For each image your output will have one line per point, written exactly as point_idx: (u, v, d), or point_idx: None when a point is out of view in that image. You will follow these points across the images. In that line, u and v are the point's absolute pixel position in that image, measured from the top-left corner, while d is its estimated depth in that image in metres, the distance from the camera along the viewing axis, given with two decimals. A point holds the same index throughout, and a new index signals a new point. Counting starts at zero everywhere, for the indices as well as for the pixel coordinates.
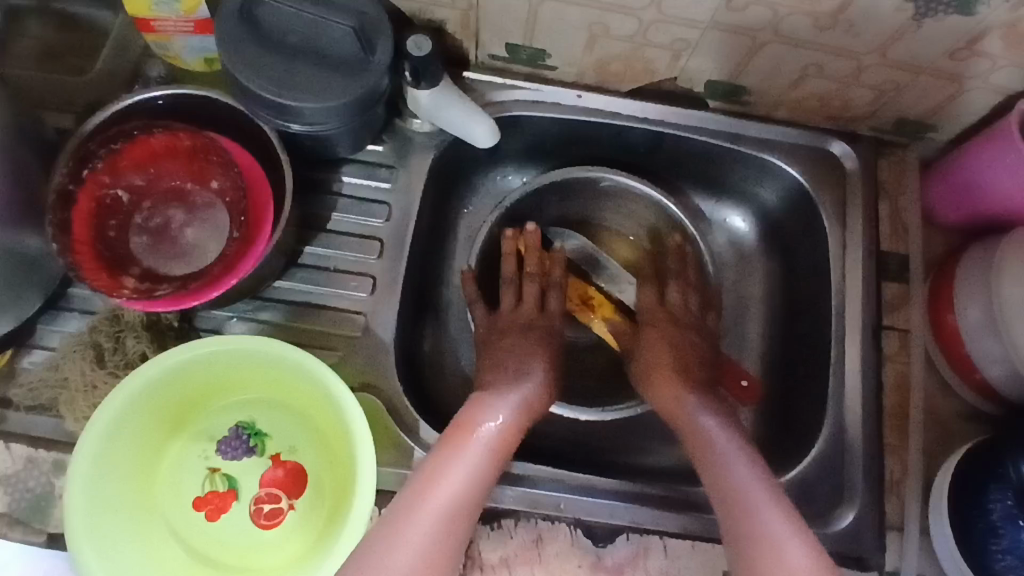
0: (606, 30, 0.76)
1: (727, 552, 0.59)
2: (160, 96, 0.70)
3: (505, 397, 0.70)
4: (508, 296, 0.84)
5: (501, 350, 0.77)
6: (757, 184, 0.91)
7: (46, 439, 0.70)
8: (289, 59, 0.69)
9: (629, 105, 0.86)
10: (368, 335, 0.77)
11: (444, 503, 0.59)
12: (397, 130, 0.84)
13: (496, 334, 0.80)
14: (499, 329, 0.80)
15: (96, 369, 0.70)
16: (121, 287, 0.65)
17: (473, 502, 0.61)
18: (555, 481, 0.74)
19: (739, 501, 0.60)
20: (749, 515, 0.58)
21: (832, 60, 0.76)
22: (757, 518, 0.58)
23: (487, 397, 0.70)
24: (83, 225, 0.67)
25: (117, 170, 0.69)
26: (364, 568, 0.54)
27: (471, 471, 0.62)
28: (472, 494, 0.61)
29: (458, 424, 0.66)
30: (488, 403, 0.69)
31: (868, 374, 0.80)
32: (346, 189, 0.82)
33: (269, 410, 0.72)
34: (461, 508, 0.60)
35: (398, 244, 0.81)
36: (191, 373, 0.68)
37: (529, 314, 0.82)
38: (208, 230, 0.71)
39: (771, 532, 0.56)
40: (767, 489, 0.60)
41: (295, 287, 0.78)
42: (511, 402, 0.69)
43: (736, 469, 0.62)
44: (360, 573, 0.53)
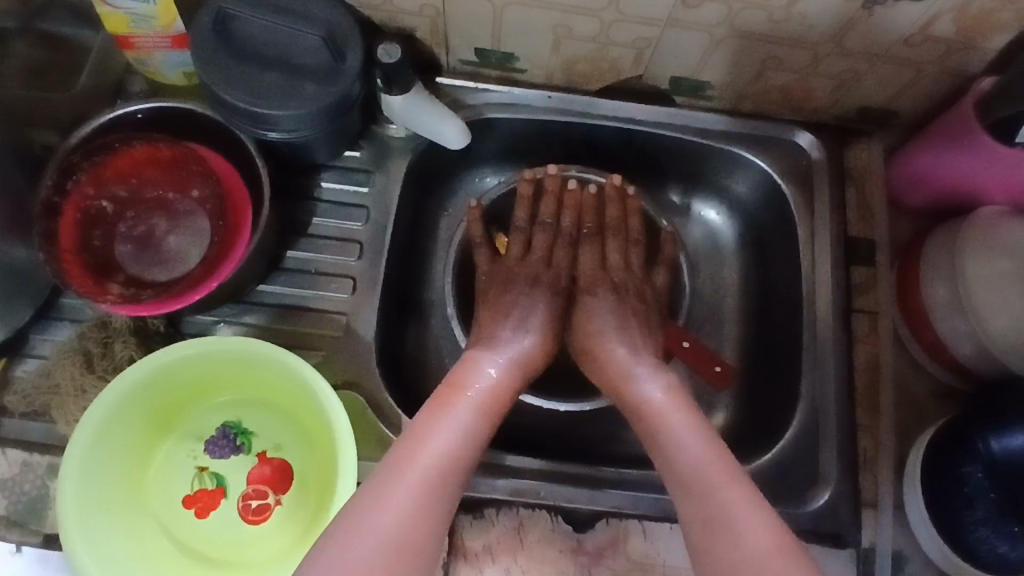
0: (570, 31, 0.79)
1: (684, 519, 0.60)
2: (139, 109, 0.72)
3: (497, 356, 0.73)
4: (516, 245, 0.84)
5: (502, 300, 0.79)
6: (727, 177, 0.94)
7: (40, 443, 0.72)
8: (263, 69, 0.72)
9: (598, 104, 0.89)
10: (350, 334, 0.79)
11: (438, 457, 0.61)
12: (374, 137, 0.87)
13: (497, 281, 0.81)
14: (500, 277, 0.82)
15: (85, 374, 0.72)
16: (107, 293, 0.68)
17: (466, 455, 0.63)
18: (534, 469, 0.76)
19: (694, 476, 0.61)
20: (705, 494, 0.59)
21: (790, 51, 0.79)
22: (714, 496, 0.59)
23: (480, 357, 0.73)
24: (69, 236, 0.69)
25: (100, 182, 0.71)
26: (359, 519, 0.56)
27: (461, 428, 0.64)
28: (464, 449, 0.63)
29: (450, 384, 0.69)
30: (482, 363, 0.72)
31: (839, 355, 0.82)
32: (326, 195, 0.84)
33: (255, 409, 0.75)
34: (454, 461, 0.62)
35: (377, 246, 0.83)
36: (176, 374, 0.70)
37: (536, 267, 0.82)
38: (191, 237, 0.74)
39: (728, 510, 0.58)
40: (722, 465, 0.61)
41: (278, 290, 0.81)
42: (502, 362, 0.72)
43: (688, 445, 0.63)
44: (355, 524, 0.56)
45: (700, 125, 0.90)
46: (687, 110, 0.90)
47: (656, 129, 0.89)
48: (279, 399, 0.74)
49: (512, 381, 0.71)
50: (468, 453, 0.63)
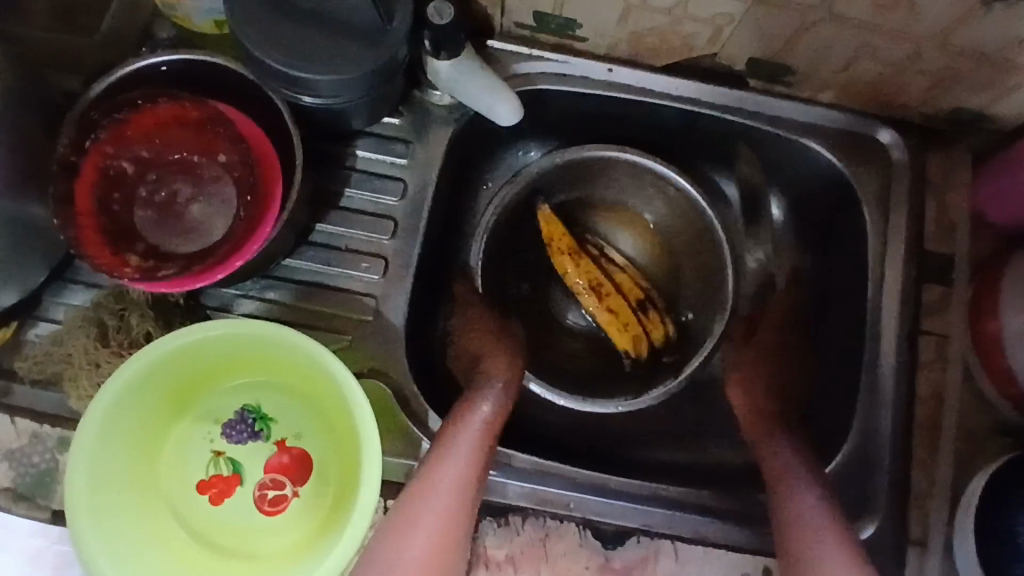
0: (642, 1, 0.70)
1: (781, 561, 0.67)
2: (162, 62, 0.65)
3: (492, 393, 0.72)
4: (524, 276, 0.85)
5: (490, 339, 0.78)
6: (795, 172, 0.85)
7: (51, 414, 0.69)
8: (301, 26, 0.65)
9: (663, 83, 0.80)
10: (379, 319, 0.75)
11: (440, 504, 0.64)
12: (416, 103, 0.79)
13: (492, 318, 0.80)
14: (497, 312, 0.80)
15: (99, 348, 0.67)
16: (124, 266, 0.63)
17: (467, 495, 0.65)
18: (569, 480, 0.72)
19: (808, 531, 0.66)
20: (807, 539, 0.66)
21: (887, 44, 0.70)
22: (814, 543, 0.65)
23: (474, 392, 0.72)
24: (87, 198, 0.64)
25: (121, 141, 0.65)
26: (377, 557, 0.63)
27: (458, 473, 0.65)
28: (468, 482, 0.65)
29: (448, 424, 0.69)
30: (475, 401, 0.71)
31: (899, 380, 0.76)
32: (359, 164, 0.78)
33: (275, 394, 0.70)
34: (457, 502, 0.64)
35: (413, 226, 0.77)
36: (194, 356, 0.66)
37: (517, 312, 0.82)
38: (214, 207, 0.68)
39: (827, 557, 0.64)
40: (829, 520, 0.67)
41: (304, 266, 0.75)
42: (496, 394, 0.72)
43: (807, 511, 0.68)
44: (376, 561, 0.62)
45: (772, 113, 0.81)
46: (761, 95, 0.81)
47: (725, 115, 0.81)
48: (300, 386, 0.69)
49: (505, 406, 0.72)
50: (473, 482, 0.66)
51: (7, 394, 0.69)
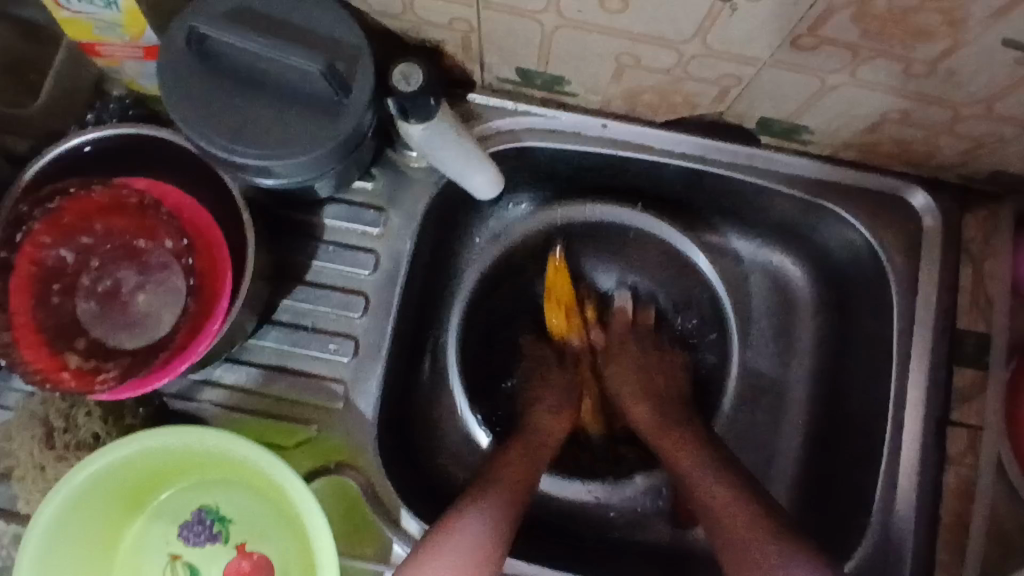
0: (637, 61, 0.62)
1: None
2: (85, 142, 0.61)
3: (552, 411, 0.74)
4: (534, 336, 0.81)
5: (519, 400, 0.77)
6: (813, 231, 0.77)
7: (5, 510, 0.65)
8: (249, 104, 0.58)
9: (665, 139, 0.72)
10: (348, 406, 0.69)
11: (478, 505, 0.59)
12: (390, 165, 0.73)
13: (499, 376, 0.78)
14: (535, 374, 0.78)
15: (44, 451, 0.63)
16: (60, 371, 0.57)
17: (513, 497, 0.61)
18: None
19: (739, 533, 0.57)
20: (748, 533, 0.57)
21: (919, 107, 0.61)
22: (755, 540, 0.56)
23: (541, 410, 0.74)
24: (23, 296, 0.59)
25: (59, 229, 0.60)
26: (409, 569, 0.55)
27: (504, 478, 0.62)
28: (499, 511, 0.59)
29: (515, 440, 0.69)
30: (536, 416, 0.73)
31: (924, 478, 0.68)
32: (329, 234, 0.72)
33: (236, 493, 0.66)
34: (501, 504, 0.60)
35: (386, 302, 0.71)
36: (142, 462, 0.61)
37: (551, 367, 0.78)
38: (163, 295, 0.62)
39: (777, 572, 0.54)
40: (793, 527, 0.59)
41: (268, 348, 0.70)
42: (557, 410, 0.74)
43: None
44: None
45: (788, 173, 0.73)
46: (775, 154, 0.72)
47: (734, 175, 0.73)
48: (260, 487, 0.64)
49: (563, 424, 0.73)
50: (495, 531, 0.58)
51: None
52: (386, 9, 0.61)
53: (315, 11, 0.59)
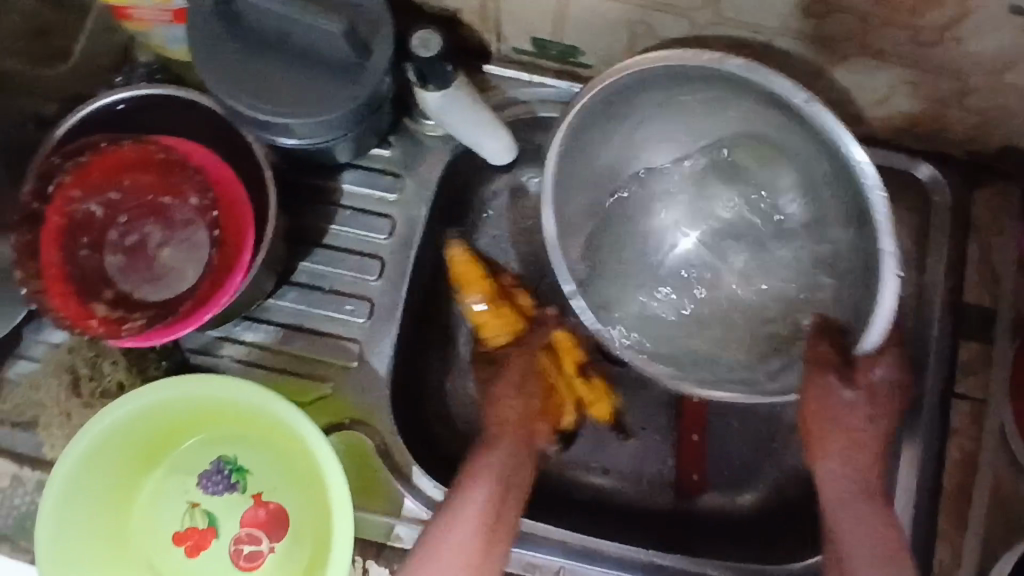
0: (650, 30, 0.63)
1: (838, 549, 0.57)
2: (119, 100, 0.63)
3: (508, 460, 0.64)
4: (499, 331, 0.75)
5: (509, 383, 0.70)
6: None
7: (31, 457, 0.69)
8: (272, 65, 0.60)
9: None
10: (363, 365, 0.71)
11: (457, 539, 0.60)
12: (408, 133, 0.75)
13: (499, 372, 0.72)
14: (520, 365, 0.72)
15: (71, 396, 0.66)
16: (89, 319, 0.60)
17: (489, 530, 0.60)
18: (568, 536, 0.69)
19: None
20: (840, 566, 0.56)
21: (930, 78, 0.62)
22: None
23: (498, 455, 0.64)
24: (53, 248, 0.61)
25: (88, 183, 0.62)
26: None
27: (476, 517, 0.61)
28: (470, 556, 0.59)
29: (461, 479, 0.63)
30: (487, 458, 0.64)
31: (927, 446, 0.69)
32: (346, 199, 0.74)
33: (252, 446, 0.68)
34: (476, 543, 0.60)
35: (400, 266, 0.73)
36: (165, 410, 0.64)
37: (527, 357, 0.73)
38: (187, 251, 0.64)
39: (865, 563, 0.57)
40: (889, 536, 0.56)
41: (286, 307, 0.72)
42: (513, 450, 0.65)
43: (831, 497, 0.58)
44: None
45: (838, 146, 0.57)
46: (806, 101, 0.56)
47: (768, 112, 0.61)
48: (277, 439, 0.66)
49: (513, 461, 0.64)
50: (483, 545, 0.60)
51: None
52: None
53: None
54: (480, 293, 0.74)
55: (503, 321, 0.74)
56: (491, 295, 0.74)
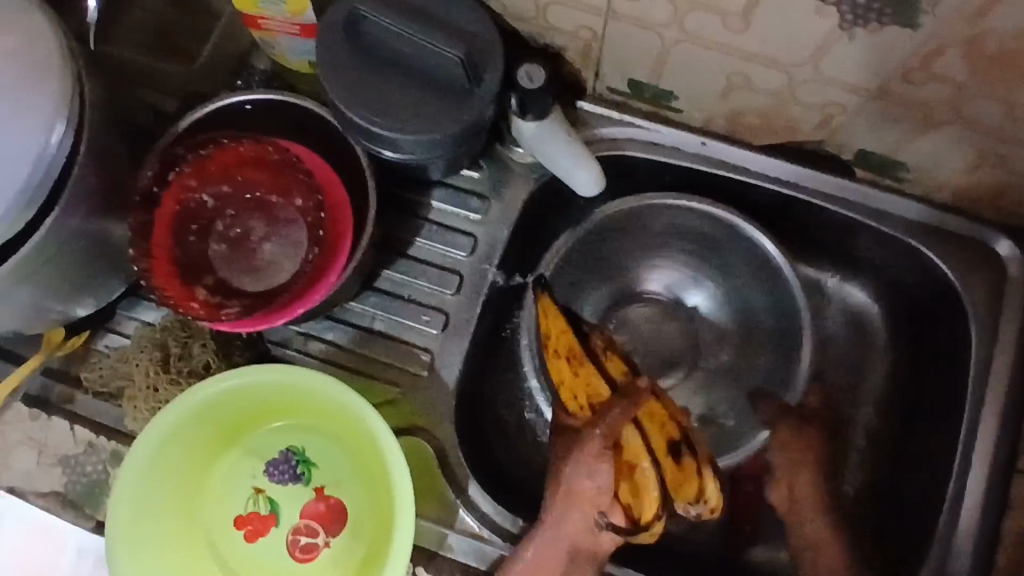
0: (747, 81, 0.66)
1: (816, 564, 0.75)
2: (246, 101, 0.68)
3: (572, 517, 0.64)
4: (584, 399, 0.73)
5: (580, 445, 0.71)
6: (893, 267, 0.79)
7: (108, 428, 0.73)
8: (389, 83, 0.64)
9: (760, 161, 0.76)
10: (432, 376, 0.73)
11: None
12: (497, 157, 0.78)
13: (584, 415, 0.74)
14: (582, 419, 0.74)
15: (160, 373, 0.69)
16: (192, 300, 0.64)
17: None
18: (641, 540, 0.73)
19: None
20: None
21: (1019, 152, 0.63)
22: None
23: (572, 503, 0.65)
24: (164, 229, 0.65)
25: (203, 175, 0.67)
26: None
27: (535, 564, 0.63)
28: None
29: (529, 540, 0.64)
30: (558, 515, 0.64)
31: (985, 517, 0.69)
32: (433, 215, 0.77)
33: (322, 440, 0.70)
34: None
35: (478, 285, 0.76)
36: (247, 395, 0.67)
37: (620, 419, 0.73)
38: (285, 247, 0.68)
39: None
40: None
41: (365, 311, 0.75)
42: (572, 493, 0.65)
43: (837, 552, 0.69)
44: None
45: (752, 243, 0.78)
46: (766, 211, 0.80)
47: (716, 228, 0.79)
48: (348, 435, 0.69)
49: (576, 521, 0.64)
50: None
51: (71, 402, 0.73)
52: (520, 12, 0.67)
53: (455, 6, 0.65)
54: (557, 350, 0.73)
55: (572, 382, 0.71)
56: (569, 355, 0.72)
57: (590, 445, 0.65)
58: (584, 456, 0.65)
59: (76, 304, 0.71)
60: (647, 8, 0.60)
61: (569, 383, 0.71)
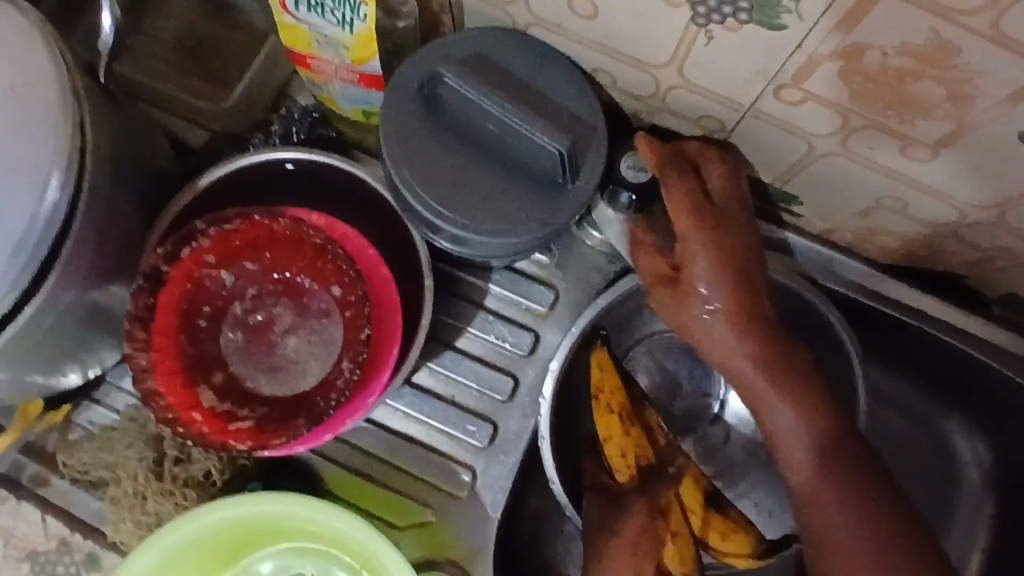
0: (901, 207, 0.53)
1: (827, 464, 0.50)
2: (288, 160, 0.57)
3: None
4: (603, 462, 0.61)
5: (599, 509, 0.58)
6: (1014, 419, 0.66)
7: (84, 523, 0.61)
8: (465, 165, 0.52)
9: (876, 279, 0.64)
10: (472, 498, 0.62)
11: None
12: (570, 240, 0.65)
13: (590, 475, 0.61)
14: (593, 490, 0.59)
15: (151, 479, 0.58)
16: (193, 410, 0.52)
17: None
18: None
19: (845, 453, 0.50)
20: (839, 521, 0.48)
21: None
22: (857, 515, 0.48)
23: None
24: (172, 315, 0.53)
25: (225, 250, 0.54)
26: None
27: None
28: None
29: None
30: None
31: None
32: (489, 302, 0.65)
33: (336, 569, 0.57)
34: None
35: (535, 393, 0.64)
36: (254, 521, 0.55)
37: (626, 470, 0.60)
38: (315, 346, 0.55)
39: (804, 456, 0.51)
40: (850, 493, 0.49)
41: (398, 410, 0.63)
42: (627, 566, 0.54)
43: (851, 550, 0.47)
44: None
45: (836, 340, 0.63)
46: (875, 333, 0.67)
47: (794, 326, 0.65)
48: (368, 569, 0.55)
49: None
50: None
51: (44, 486, 0.62)
52: (632, 88, 0.54)
53: (559, 80, 0.52)
54: (607, 404, 0.61)
55: (621, 442, 0.60)
56: (619, 409, 0.61)
57: (638, 520, 0.56)
58: (631, 532, 0.55)
59: (60, 373, 0.58)
60: (806, 115, 0.48)
61: (618, 440, 0.60)
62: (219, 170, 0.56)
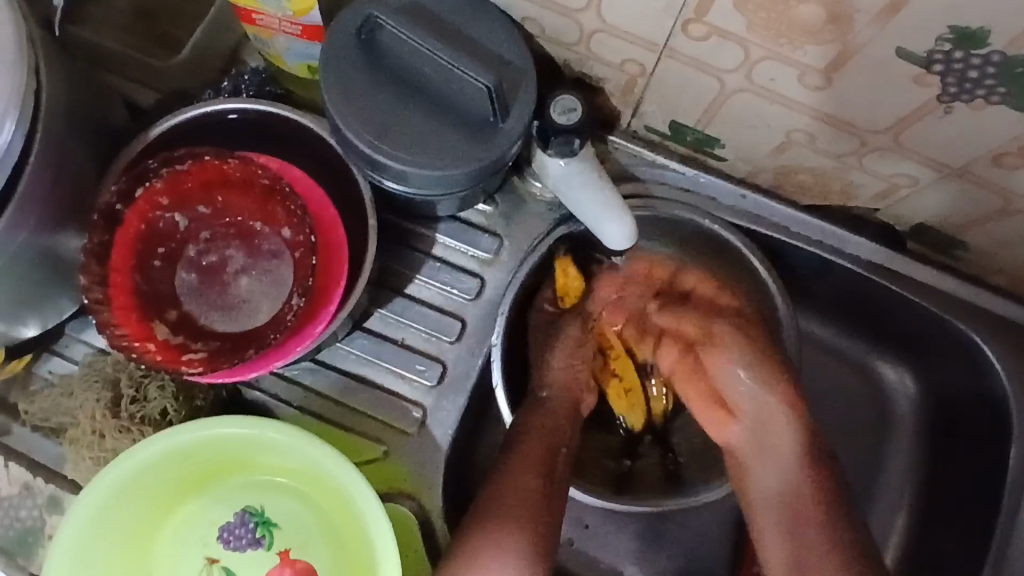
0: (810, 140, 0.57)
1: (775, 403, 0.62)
2: (231, 111, 0.61)
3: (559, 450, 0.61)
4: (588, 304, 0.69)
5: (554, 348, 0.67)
6: (935, 348, 0.70)
7: (48, 467, 0.63)
8: (401, 103, 0.55)
9: (805, 223, 0.68)
10: (423, 434, 0.65)
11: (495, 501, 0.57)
12: (512, 190, 0.69)
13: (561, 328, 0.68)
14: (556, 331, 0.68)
15: (108, 418, 0.61)
16: (148, 341, 0.54)
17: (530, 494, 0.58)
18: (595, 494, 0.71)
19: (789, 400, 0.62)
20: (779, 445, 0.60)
21: None
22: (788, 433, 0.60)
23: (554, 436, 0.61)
24: (124, 252, 0.55)
25: (178, 193, 0.58)
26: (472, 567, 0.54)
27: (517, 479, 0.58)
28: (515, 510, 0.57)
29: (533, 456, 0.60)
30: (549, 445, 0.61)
31: None
32: (437, 250, 0.68)
33: (279, 494, 0.61)
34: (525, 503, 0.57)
35: (482, 335, 0.67)
36: (213, 448, 0.58)
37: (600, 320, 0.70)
38: (265, 285, 0.59)
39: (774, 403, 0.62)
40: (782, 415, 0.61)
41: (351, 353, 0.66)
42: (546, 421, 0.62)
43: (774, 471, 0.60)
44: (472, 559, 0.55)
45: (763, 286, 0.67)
46: (803, 273, 0.71)
47: None
48: (322, 487, 0.60)
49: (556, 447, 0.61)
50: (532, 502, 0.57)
51: (6, 434, 0.64)
52: (559, 36, 0.58)
53: (489, 26, 0.56)
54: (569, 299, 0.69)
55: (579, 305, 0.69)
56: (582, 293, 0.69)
57: (571, 333, 0.67)
58: (566, 346, 0.67)
59: (20, 324, 0.60)
60: (714, 50, 0.52)
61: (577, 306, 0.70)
62: (168, 121, 0.60)
